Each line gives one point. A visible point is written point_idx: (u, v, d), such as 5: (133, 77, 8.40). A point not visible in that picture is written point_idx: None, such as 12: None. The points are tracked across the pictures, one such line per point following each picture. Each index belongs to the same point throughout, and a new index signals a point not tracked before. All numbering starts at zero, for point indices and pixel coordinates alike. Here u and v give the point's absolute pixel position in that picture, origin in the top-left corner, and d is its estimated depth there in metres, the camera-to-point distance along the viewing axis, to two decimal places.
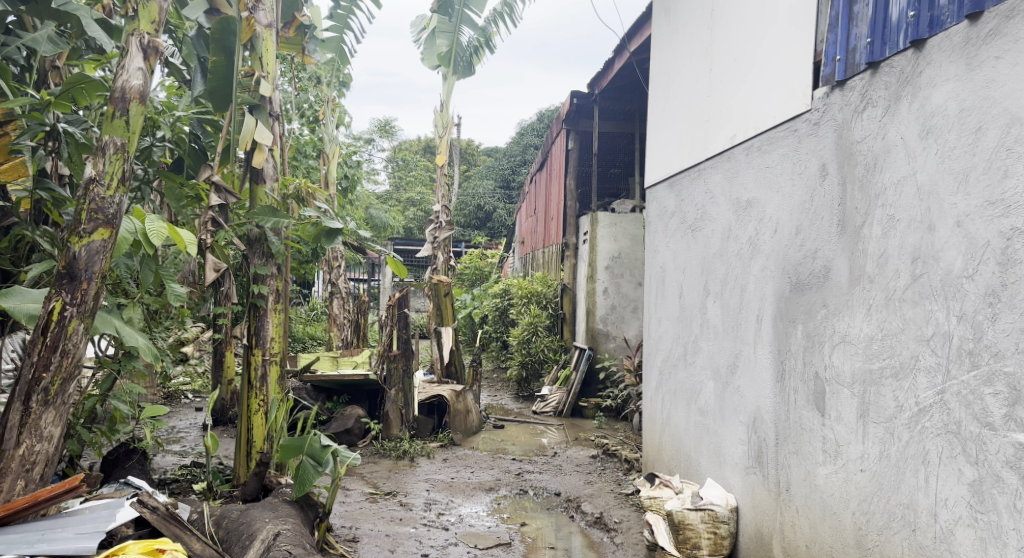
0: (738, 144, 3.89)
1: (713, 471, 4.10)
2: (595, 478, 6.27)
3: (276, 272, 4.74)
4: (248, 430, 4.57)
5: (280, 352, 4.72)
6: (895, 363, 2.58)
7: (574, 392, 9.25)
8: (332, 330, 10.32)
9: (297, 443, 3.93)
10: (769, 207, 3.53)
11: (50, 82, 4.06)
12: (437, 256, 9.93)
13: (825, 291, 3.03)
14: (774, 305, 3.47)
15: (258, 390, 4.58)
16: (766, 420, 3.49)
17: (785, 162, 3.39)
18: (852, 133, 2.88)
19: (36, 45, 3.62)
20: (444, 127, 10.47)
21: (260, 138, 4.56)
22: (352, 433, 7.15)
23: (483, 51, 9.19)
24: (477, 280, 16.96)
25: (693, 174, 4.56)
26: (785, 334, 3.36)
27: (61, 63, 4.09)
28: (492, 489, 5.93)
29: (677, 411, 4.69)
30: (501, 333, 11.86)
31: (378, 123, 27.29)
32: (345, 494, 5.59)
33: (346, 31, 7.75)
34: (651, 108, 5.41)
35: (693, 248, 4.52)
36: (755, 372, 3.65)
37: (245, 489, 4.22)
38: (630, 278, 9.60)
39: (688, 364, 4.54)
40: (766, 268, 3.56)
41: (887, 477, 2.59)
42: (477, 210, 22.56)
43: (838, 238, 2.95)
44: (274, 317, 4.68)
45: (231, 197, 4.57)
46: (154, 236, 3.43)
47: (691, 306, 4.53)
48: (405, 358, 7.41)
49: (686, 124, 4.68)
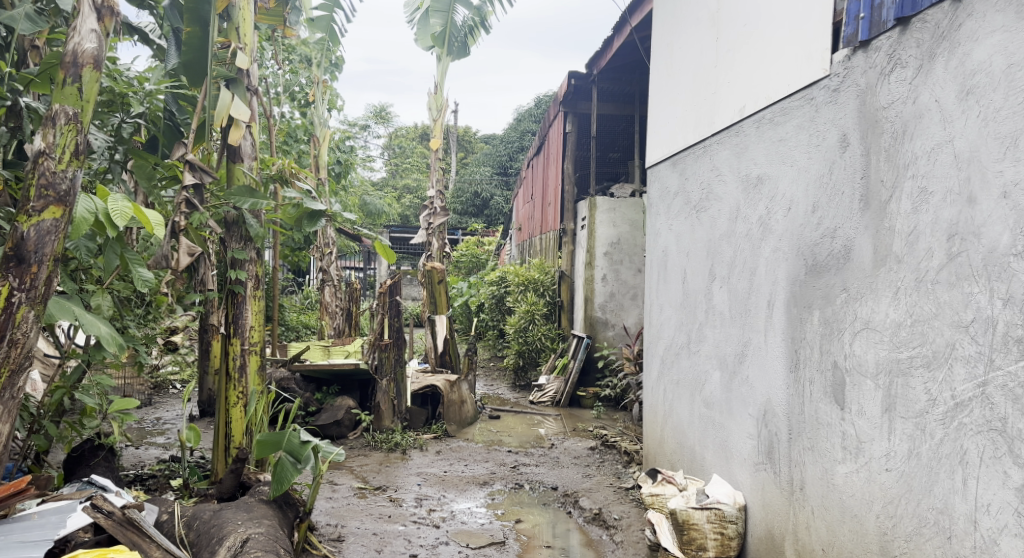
0: (748, 117, 3.63)
1: (718, 467, 3.86)
2: (593, 471, 6.04)
3: (256, 256, 4.48)
4: (227, 424, 4.33)
5: (259, 342, 4.47)
6: (927, 351, 2.32)
7: (572, 381, 9.01)
8: (324, 319, 10.05)
9: (274, 439, 3.72)
10: (782, 183, 3.27)
11: (30, 63, 3.73)
12: (432, 242, 9.66)
13: (845, 273, 2.78)
14: (788, 289, 3.22)
15: (237, 381, 4.33)
16: (778, 413, 3.25)
17: (801, 133, 3.12)
18: (877, 98, 2.61)
19: (12, 22, 3.27)
20: (439, 110, 10.16)
21: (236, 114, 4.28)
22: (341, 424, 6.92)
23: (477, 31, 8.86)
24: (474, 268, 16.69)
25: (697, 152, 4.29)
26: (799, 320, 3.10)
27: (41, 42, 3.72)
28: (487, 483, 5.70)
29: (680, 403, 4.44)
30: (497, 321, 11.59)
31: (374, 109, 26.96)
32: (333, 489, 5.36)
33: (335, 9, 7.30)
34: (653, 83, 5.13)
35: (698, 230, 4.26)
36: (765, 362, 3.40)
37: (221, 487, 3.97)
38: (630, 265, 9.34)
39: (692, 353, 4.29)
40: (778, 249, 3.30)
41: (917, 478, 2.34)
42: (475, 197, 22.23)
43: (861, 214, 2.69)
44: (253, 304, 4.44)
45: (207, 176, 4.24)
46: (117, 216, 3.13)
47: (695, 292, 4.28)
48: (397, 348, 7.15)
49: (690, 99, 4.41)
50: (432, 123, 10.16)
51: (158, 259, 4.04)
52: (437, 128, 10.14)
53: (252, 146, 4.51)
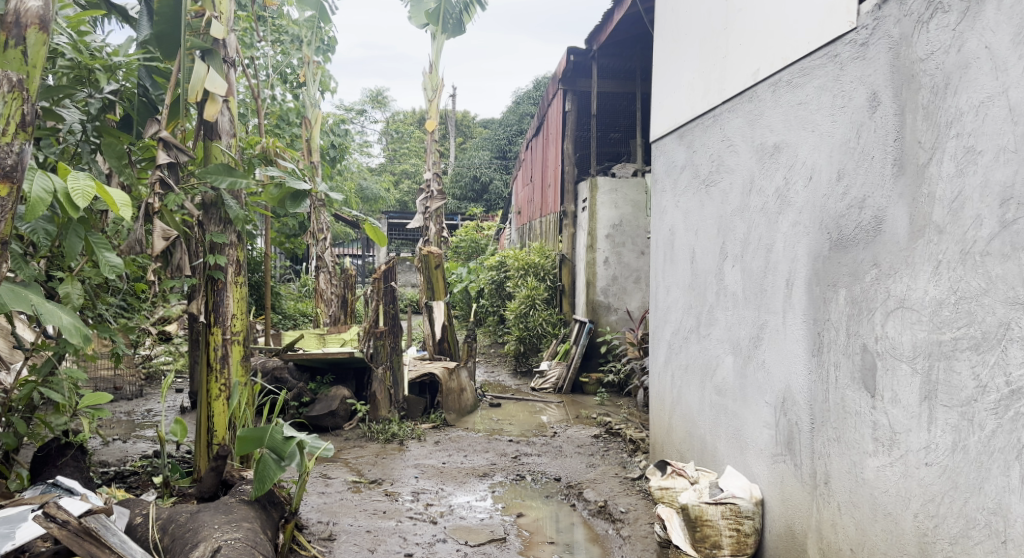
0: (763, 81, 3.35)
1: (732, 458, 3.61)
2: (598, 460, 5.80)
3: (237, 240, 4.23)
4: (209, 419, 4.09)
5: (242, 331, 4.22)
6: (976, 332, 2.06)
7: (575, 367, 8.76)
8: (319, 306, 9.67)
9: (256, 434, 3.44)
10: (802, 150, 2.99)
11: None
12: (429, 227, 9.37)
13: (875, 247, 2.51)
14: (809, 266, 2.95)
15: (219, 372, 4.09)
16: (799, 401, 3.00)
17: (824, 95, 2.84)
18: (913, 49, 2.33)
19: None
20: (434, 90, 9.84)
21: (212, 87, 4.01)
22: (336, 415, 6.68)
23: (473, 7, 8.53)
24: (474, 253, 16.38)
25: (706, 122, 4.01)
26: (822, 300, 2.84)
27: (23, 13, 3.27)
28: (487, 475, 5.46)
29: (689, 390, 4.19)
30: (498, 307, 11.31)
31: (370, 94, 26.58)
32: (325, 483, 5.12)
33: None
34: (657, 51, 4.84)
35: (707, 206, 3.99)
36: (783, 346, 3.14)
37: (202, 486, 3.73)
38: (633, 247, 9.07)
39: (702, 337, 4.02)
40: (798, 223, 3.03)
41: (963, 474, 2.09)
42: (474, 181, 21.92)
43: (893, 181, 2.42)
44: (235, 291, 4.19)
45: (183, 154, 3.99)
46: (79, 197, 2.84)
47: (705, 272, 4.01)
48: (392, 335, 6.94)
49: (697, 65, 4.12)
50: (427, 103, 9.84)
51: (131, 243, 3.81)
52: (433, 108, 9.83)
53: (231, 122, 4.24)
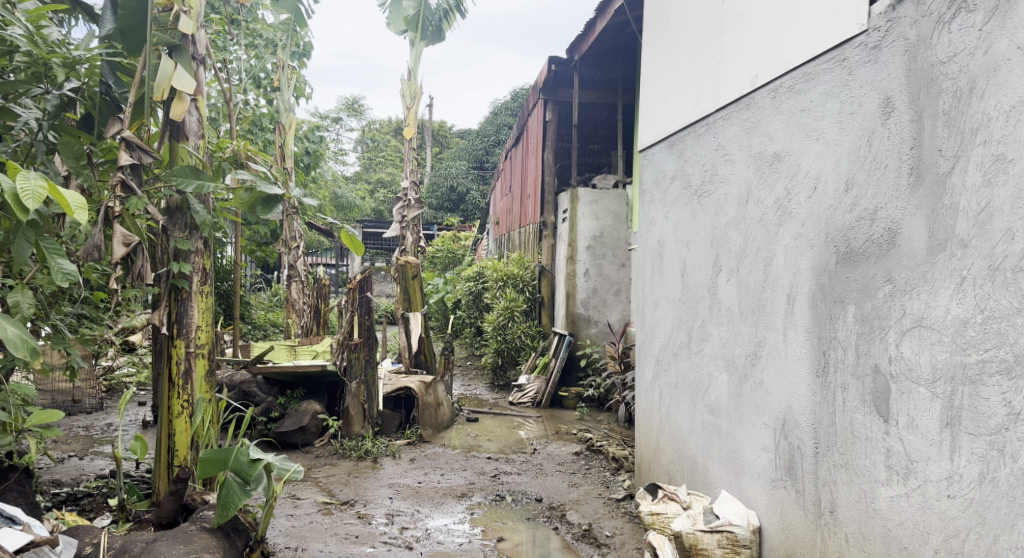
0: (761, 87, 3.21)
1: (726, 482, 3.43)
2: (580, 479, 5.60)
3: (203, 246, 3.98)
4: (170, 438, 3.82)
5: (207, 344, 3.97)
6: (1008, 355, 1.94)
7: (554, 381, 8.56)
8: (290, 316, 9.31)
9: (220, 456, 3.17)
10: (806, 159, 2.85)
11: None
12: (406, 236, 9.15)
13: (888, 262, 2.38)
14: (812, 282, 2.80)
15: (182, 388, 3.83)
16: (802, 424, 2.84)
17: (830, 100, 2.70)
18: (932, 51, 2.20)
19: None
20: (412, 97, 9.64)
21: (179, 85, 3.76)
22: (307, 431, 6.40)
23: (453, 15, 8.34)
24: (451, 263, 16.10)
25: (699, 130, 3.86)
26: (828, 317, 2.69)
27: None
28: (465, 495, 5.22)
29: (679, 408, 4.01)
30: (475, 318, 11.06)
31: (346, 101, 26.28)
32: (294, 505, 4.86)
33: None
34: (645, 58, 4.69)
35: (699, 218, 3.83)
36: (783, 366, 2.98)
37: (159, 511, 3.46)
38: (613, 259, 8.93)
39: (693, 353, 3.86)
40: (800, 235, 2.89)
41: (992, 508, 1.98)
42: (450, 192, 21.66)
43: (911, 192, 2.28)
44: (200, 302, 3.94)
45: (147, 156, 3.78)
46: (29, 198, 2.62)
47: (696, 285, 3.85)
48: (367, 348, 6.69)
49: (689, 72, 3.98)
50: (405, 111, 9.64)
51: (88, 249, 3.57)
52: (411, 116, 9.63)
53: (199, 123, 4.00)
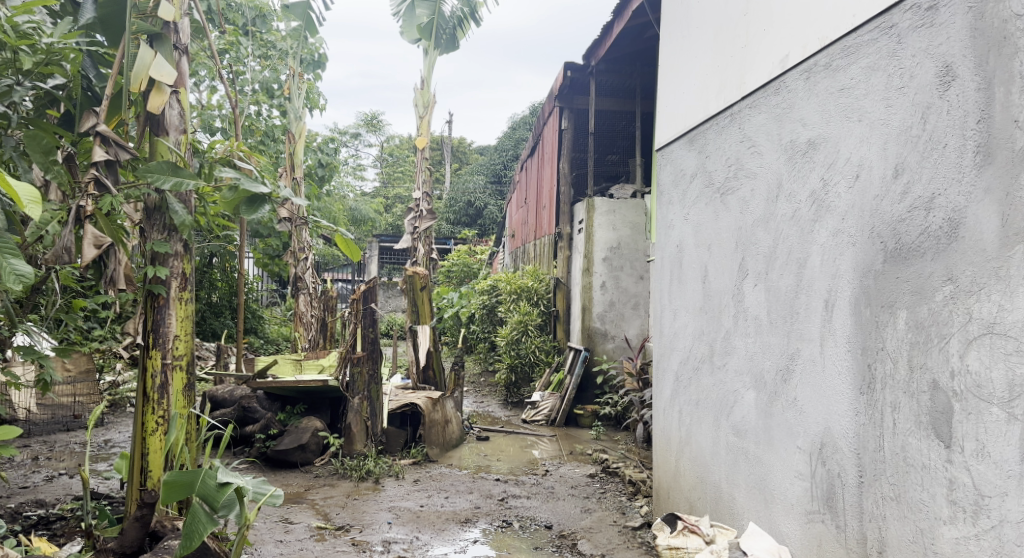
0: (793, 68, 2.86)
1: (754, 513, 3.04)
2: (594, 504, 5.21)
3: (183, 249, 3.70)
4: (143, 457, 3.51)
5: (186, 355, 3.67)
6: None
7: (569, 399, 8.17)
8: (298, 330, 8.98)
9: (186, 478, 2.88)
10: (846, 144, 2.49)
11: None
12: (417, 248, 8.83)
13: (949, 258, 2.02)
14: (854, 286, 2.43)
15: (156, 403, 3.53)
16: (843, 450, 2.46)
17: (875, 75, 2.35)
18: (1005, 4, 1.87)
19: None
20: (425, 107, 9.38)
21: (158, 75, 3.50)
22: (306, 449, 6.06)
23: (468, 23, 7.96)
24: (466, 278, 15.75)
25: (721, 122, 3.51)
26: (875, 326, 2.32)
27: None
28: (469, 521, 4.85)
29: (701, 429, 3.63)
30: (489, 333, 10.69)
31: (365, 117, 26.16)
32: (285, 530, 4.52)
33: (307, 9, 6.36)
34: (663, 50, 4.35)
35: (722, 219, 3.47)
36: (820, 382, 2.61)
37: (123, 539, 3.15)
38: (631, 271, 8.56)
39: (717, 368, 3.47)
40: (840, 231, 2.52)
41: None
42: (468, 206, 21.41)
43: (977, 174, 1.94)
44: (178, 309, 3.64)
45: (124, 153, 3.49)
46: None
47: (720, 293, 3.48)
48: (371, 362, 6.37)
49: (711, 61, 3.64)
50: (418, 120, 9.38)
51: (58, 251, 3.31)
52: (423, 126, 9.36)
53: (181, 117, 3.72)
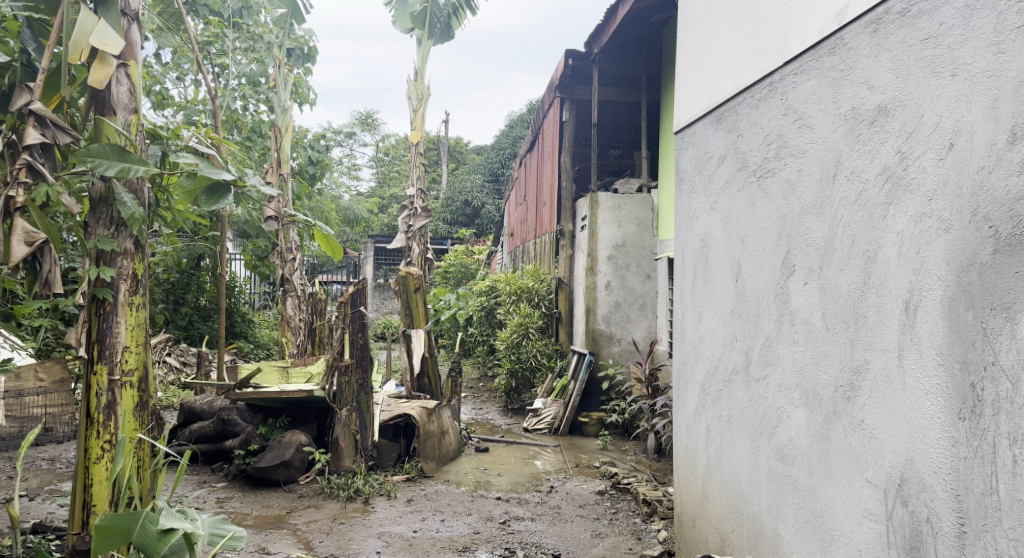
0: (853, 22, 2.37)
1: (807, 555, 2.55)
2: (605, 528, 4.69)
3: (133, 247, 3.18)
4: (86, 488, 3.00)
5: (138, 369, 3.15)
6: None
7: (573, 406, 7.67)
8: (285, 335, 8.44)
9: (123, 524, 2.40)
10: (933, 106, 2.00)
11: None
12: (412, 247, 8.32)
13: None
14: (950, 284, 1.94)
15: (102, 426, 3.02)
16: (935, 489, 1.96)
17: (977, 17, 1.87)
18: None
19: None
20: (419, 99, 8.86)
21: (101, 44, 2.98)
22: (290, 466, 5.55)
23: (464, 10, 7.43)
24: (464, 279, 15.20)
25: (758, 94, 3.02)
26: (982, 335, 1.83)
27: None
28: (466, 549, 4.33)
29: (734, 450, 3.14)
30: (487, 336, 10.15)
31: (359, 116, 25.61)
32: None
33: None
34: (683, 18, 3.85)
35: (760, 208, 2.97)
36: (897, 400, 2.11)
37: None
38: (638, 270, 8.04)
39: (754, 381, 2.97)
40: (925, 217, 2.03)
41: None
42: (465, 206, 20.88)
43: None
44: (129, 317, 3.12)
45: (63, 135, 2.99)
46: None
47: (756, 293, 2.99)
48: (360, 370, 5.85)
49: (743, 22, 3.15)
50: (410, 114, 8.84)
51: None
52: (417, 120, 8.82)
53: (130, 94, 3.19)
